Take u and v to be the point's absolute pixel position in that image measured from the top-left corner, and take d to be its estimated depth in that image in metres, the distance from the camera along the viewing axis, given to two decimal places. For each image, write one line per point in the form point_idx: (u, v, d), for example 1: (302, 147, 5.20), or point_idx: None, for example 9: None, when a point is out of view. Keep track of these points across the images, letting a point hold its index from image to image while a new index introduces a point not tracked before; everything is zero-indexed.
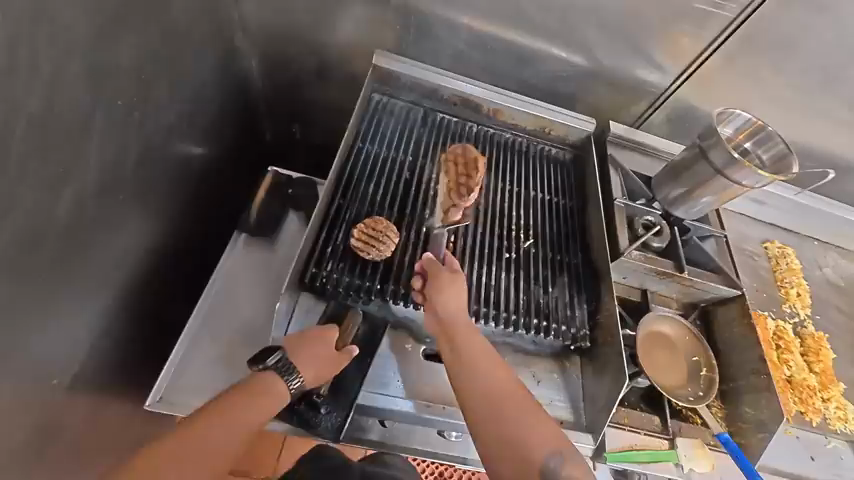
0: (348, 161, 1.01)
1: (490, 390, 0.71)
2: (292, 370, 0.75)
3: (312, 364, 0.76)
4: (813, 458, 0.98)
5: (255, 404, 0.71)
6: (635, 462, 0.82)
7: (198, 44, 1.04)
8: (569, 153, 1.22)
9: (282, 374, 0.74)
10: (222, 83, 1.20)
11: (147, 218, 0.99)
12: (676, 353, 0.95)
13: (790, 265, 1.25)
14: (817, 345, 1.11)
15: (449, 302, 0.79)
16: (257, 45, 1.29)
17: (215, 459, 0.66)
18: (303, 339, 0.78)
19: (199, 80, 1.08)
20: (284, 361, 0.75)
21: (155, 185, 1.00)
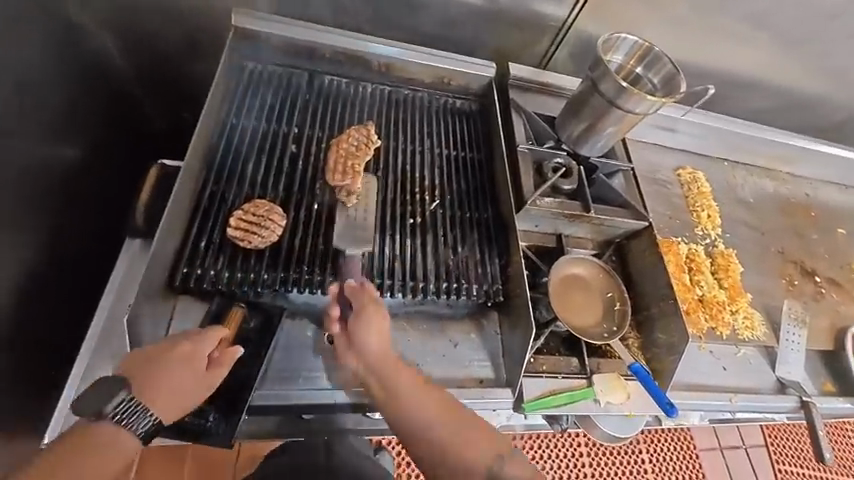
0: (221, 142, 0.90)
1: (423, 425, 0.69)
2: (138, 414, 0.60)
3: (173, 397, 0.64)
4: (726, 368, 1.04)
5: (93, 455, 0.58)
6: (553, 406, 0.83)
7: (11, 22, 0.86)
8: (473, 103, 1.15)
9: (122, 422, 0.60)
10: (68, 68, 1.03)
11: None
12: (590, 292, 0.95)
13: (700, 189, 1.28)
14: (726, 261, 1.15)
15: (369, 336, 0.71)
16: (103, 18, 1.10)
17: None
18: (159, 364, 0.64)
19: (28, 66, 0.91)
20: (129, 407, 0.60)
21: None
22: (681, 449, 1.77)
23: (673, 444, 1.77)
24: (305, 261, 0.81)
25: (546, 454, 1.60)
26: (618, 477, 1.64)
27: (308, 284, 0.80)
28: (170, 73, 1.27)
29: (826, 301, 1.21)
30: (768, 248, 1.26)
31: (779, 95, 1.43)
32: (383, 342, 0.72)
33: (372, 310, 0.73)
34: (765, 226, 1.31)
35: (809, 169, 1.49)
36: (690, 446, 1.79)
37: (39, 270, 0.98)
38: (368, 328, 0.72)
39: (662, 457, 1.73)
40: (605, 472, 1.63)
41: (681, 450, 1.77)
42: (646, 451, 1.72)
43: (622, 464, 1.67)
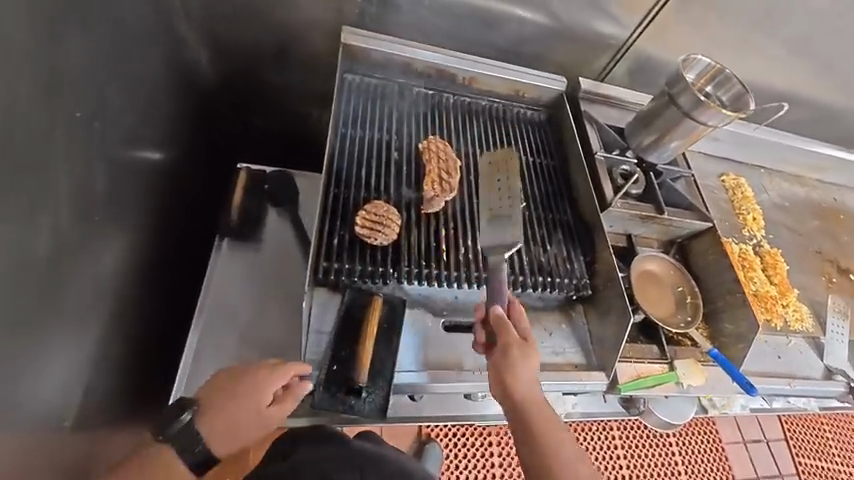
0: (336, 149, 0.98)
1: None
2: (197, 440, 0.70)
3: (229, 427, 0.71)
4: (780, 356, 1.14)
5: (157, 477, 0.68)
6: (642, 388, 0.92)
7: (147, 37, 0.94)
8: (543, 114, 1.26)
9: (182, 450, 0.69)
10: (175, 80, 1.10)
11: (125, 236, 0.92)
12: (663, 286, 1.05)
13: (743, 194, 1.39)
14: (773, 260, 1.26)
15: (521, 375, 0.74)
16: (205, 32, 1.18)
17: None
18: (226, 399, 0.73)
19: (153, 76, 0.98)
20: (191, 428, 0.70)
21: (127, 200, 0.92)
22: (709, 442, 1.87)
23: (702, 436, 1.87)
24: (422, 256, 0.90)
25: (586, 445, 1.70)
26: (652, 467, 1.74)
27: (426, 277, 0.89)
28: (253, 82, 1.35)
29: None
30: (806, 249, 1.37)
31: (811, 108, 1.55)
32: (530, 381, 0.75)
33: (525, 342, 0.76)
34: (802, 229, 1.43)
35: (837, 177, 1.61)
36: (716, 440, 1.89)
37: (152, 265, 1.05)
38: (521, 364, 0.74)
39: (691, 449, 1.83)
40: (639, 463, 1.74)
41: (709, 442, 1.87)
42: (676, 444, 1.82)
43: (655, 455, 1.77)
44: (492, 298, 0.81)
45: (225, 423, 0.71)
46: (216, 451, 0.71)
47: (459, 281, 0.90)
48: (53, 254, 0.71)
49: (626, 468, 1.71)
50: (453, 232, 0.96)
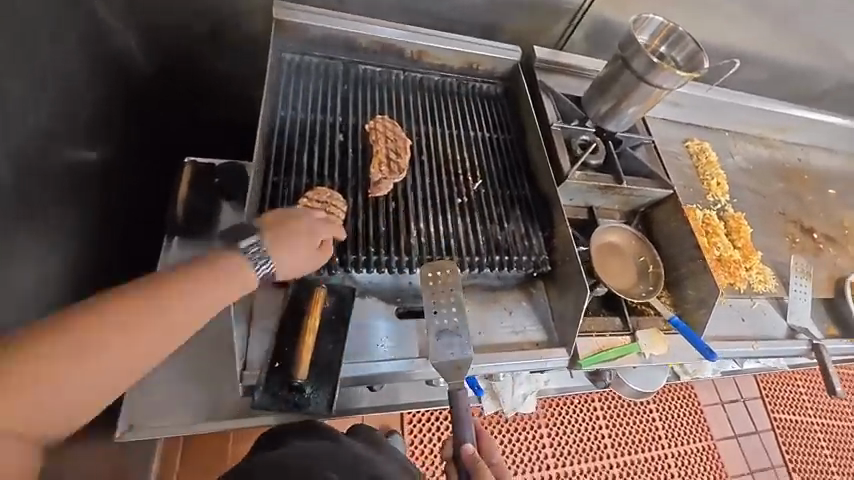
0: (274, 133, 0.92)
1: None
2: (266, 258, 0.67)
3: (290, 250, 0.71)
4: (744, 319, 1.14)
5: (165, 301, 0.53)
6: (604, 361, 0.91)
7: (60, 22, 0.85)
8: (499, 87, 1.20)
9: (253, 262, 0.65)
10: (106, 68, 1.02)
11: (56, 239, 0.86)
12: (625, 258, 1.03)
13: (708, 159, 1.37)
14: (737, 224, 1.25)
15: None
16: (132, 15, 1.09)
17: (178, 327, 0.53)
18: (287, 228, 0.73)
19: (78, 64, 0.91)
20: (259, 251, 0.66)
21: (57, 200, 0.86)
22: (687, 405, 1.91)
23: (680, 401, 1.91)
24: (370, 242, 0.86)
25: (567, 420, 1.73)
26: (633, 435, 1.78)
27: (374, 264, 0.84)
28: (192, 67, 1.26)
29: (824, 255, 1.33)
30: (771, 211, 1.37)
31: (774, 67, 1.53)
32: None
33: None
34: (766, 191, 1.42)
35: (801, 136, 1.60)
36: (695, 403, 1.93)
37: (90, 270, 0.99)
38: None
39: (671, 415, 1.87)
40: (620, 432, 1.77)
41: (688, 406, 1.91)
42: (656, 410, 1.86)
43: (636, 423, 1.80)
44: (461, 435, 0.75)
45: (285, 245, 0.70)
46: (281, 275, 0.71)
47: (410, 266, 0.86)
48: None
49: (607, 437, 1.74)
50: (404, 215, 0.91)
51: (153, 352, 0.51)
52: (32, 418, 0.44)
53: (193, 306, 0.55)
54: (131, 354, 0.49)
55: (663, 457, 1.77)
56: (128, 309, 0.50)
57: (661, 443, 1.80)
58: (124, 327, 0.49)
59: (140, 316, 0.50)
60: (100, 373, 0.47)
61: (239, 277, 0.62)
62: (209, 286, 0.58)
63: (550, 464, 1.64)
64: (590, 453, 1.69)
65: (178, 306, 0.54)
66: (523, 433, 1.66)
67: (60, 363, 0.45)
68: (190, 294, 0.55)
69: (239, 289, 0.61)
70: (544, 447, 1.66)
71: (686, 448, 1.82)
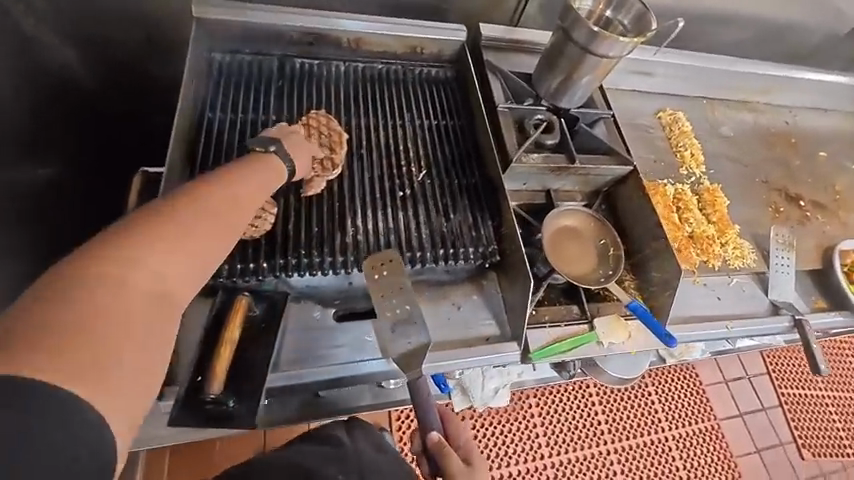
0: (201, 138, 0.89)
1: None
2: (290, 160, 0.74)
3: (305, 155, 0.78)
4: (720, 297, 1.07)
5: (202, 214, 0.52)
6: (558, 353, 0.86)
7: None
8: (448, 70, 1.14)
9: (281, 162, 0.72)
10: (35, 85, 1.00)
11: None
12: (583, 241, 0.98)
13: (681, 129, 1.29)
14: (712, 197, 1.18)
15: None
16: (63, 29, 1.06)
17: (219, 233, 0.53)
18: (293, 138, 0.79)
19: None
20: (284, 153, 0.74)
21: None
22: (688, 386, 1.84)
23: (680, 382, 1.84)
24: (302, 244, 0.83)
25: (561, 408, 1.68)
26: (631, 419, 1.72)
27: (306, 267, 0.81)
28: (134, 75, 1.23)
29: (811, 223, 1.25)
30: (752, 180, 1.29)
31: (754, 25, 1.42)
32: None
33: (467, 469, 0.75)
34: (748, 159, 1.34)
35: (789, 96, 1.49)
36: (696, 383, 1.86)
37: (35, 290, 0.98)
38: None
39: (671, 396, 1.81)
40: (617, 417, 1.71)
41: (689, 387, 1.85)
42: (655, 393, 1.79)
43: (635, 407, 1.74)
44: (426, 428, 0.77)
45: (296, 149, 0.77)
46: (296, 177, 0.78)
47: (346, 266, 0.83)
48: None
49: (605, 423, 1.69)
50: (339, 212, 0.88)
51: (209, 251, 0.51)
52: (137, 311, 0.42)
53: (229, 209, 0.56)
54: (193, 250, 0.49)
55: (663, 440, 1.72)
56: (165, 216, 0.49)
57: (661, 426, 1.74)
58: (168, 228, 0.48)
59: (179, 218, 0.49)
60: (172, 269, 0.47)
61: (261, 181, 0.65)
62: (234, 190, 0.59)
63: (545, 453, 1.60)
64: (587, 440, 1.65)
65: (219, 208, 0.54)
66: (516, 423, 1.62)
67: (135, 259, 0.44)
68: (220, 195, 0.56)
69: (265, 193, 0.65)
70: (539, 437, 1.62)
71: (688, 428, 1.77)
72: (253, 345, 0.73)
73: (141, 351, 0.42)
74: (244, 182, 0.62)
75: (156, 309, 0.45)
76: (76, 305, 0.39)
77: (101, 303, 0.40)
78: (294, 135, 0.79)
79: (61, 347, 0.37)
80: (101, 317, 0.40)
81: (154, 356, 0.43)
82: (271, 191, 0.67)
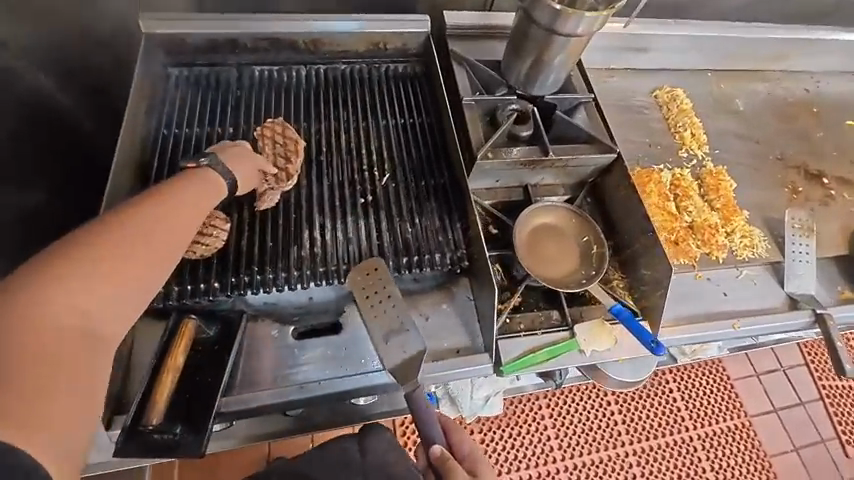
0: (155, 156, 0.88)
1: None
2: (228, 171, 0.70)
3: (245, 167, 0.74)
4: (727, 294, 0.96)
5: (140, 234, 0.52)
6: (535, 365, 0.79)
7: None
8: (415, 65, 1.08)
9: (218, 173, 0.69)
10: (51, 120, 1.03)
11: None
12: (562, 240, 0.90)
13: (680, 107, 1.17)
14: (715, 181, 1.07)
15: None
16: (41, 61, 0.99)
17: (160, 252, 0.53)
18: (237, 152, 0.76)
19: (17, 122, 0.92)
20: (220, 165, 0.70)
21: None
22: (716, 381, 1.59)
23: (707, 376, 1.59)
24: (255, 261, 0.80)
25: (573, 407, 1.47)
26: (653, 420, 1.49)
27: (260, 284, 0.78)
28: None
29: (834, 204, 1.12)
30: (765, 157, 1.16)
31: None
32: None
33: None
34: (761, 135, 1.20)
35: (809, 61, 1.34)
36: (725, 378, 1.61)
37: None
38: None
39: (698, 392, 1.56)
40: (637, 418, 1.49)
41: (717, 384, 1.59)
42: (678, 388, 1.55)
43: (657, 405, 1.51)
44: (428, 439, 0.71)
45: (239, 160, 0.75)
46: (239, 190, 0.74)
47: (302, 281, 0.80)
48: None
49: (622, 423, 1.47)
50: (295, 224, 0.85)
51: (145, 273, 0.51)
52: (62, 348, 0.44)
53: (168, 225, 0.55)
54: (126, 275, 0.49)
55: (690, 441, 1.48)
56: (96, 238, 0.49)
57: (686, 425, 1.50)
58: (95, 254, 0.48)
59: (108, 242, 0.49)
60: (101, 299, 0.47)
61: (207, 189, 0.64)
62: (176, 203, 0.58)
63: (556, 457, 1.41)
64: (602, 442, 1.44)
65: (157, 225, 0.54)
66: (523, 424, 1.43)
67: (62, 290, 0.45)
68: (156, 208, 0.55)
69: (211, 201, 0.64)
70: (549, 439, 1.42)
71: (718, 426, 1.52)
72: (205, 368, 0.71)
73: (70, 383, 0.44)
74: (187, 188, 0.61)
75: (86, 342, 0.46)
76: (3, 344, 0.41)
77: (23, 341, 0.42)
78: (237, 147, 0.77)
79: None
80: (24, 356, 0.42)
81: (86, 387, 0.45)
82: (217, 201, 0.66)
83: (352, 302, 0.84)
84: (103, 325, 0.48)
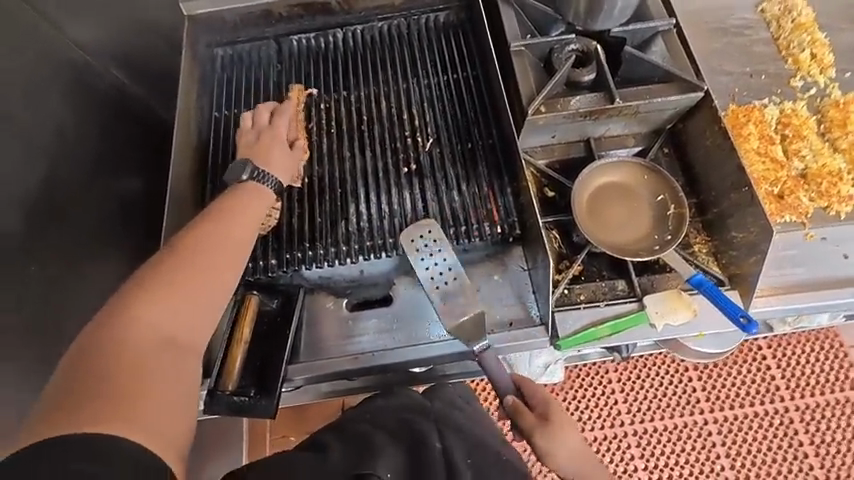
0: (210, 140, 0.91)
1: None
2: (264, 173, 0.73)
3: (278, 159, 0.77)
4: (848, 256, 0.78)
5: (208, 250, 0.60)
6: (597, 339, 0.73)
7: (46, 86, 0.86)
8: (458, 11, 0.97)
9: (257, 179, 0.72)
10: (133, 114, 1.11)
11: (119, 265, 1.00)
12: (631, 199, 0.79)
13: (797, 20, 0.92)
14: (843, 114, 0.86)
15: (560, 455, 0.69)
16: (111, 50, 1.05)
17: (224, 261, 0.60)
18: (263, 151, 0.77)
19: (106, 119, 1.02)
20: (258, 170, 0.73)
21: (114, 232, 1.00)
22: (824, 352, 1.35)
23: (813, 345, 1.36)
24: (307, 238, 0.82)
25: (644, 371, 1.36)
26: (741, 392, 1.33)
27: (312, 260, 0.81)
28: None
29: None
30: None
31: None
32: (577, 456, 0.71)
33: (551, 428, 0.69)
34: None
35: None
36: (836, 349, 1.35)
37: None
38: (563, 448, 0.69)
39: (799, 360, 1.35)
40: (720, 386, 1.34)
41: (826, 356, 1.35)
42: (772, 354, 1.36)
43: (745, 372, 1.34)
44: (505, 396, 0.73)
45: (271, 157, 0.77)
46: (286, 177, 0.77)
47: (351, 256, 0.81)
48: (26, 306, 0.78)
49: (702, 389, 1.34)
50: (342, 198, 0.85)
51: (209, 290, 0.57)
52: (148, 359, 0.49)
53: (228, 236, 0.63)
54: (196, 288, 0.56)
55: (784, 413, 1.31)
56: (172, 259, 0.57)
57: (780, 395, 1.33)
58: (170, 273, 0.56)
59: (181, 259, 0.57)
60: (180, 311, 0.54)
61: (255, 198, 0.70)
62: (233, 218, 0.66)
63: (624, 420, 1.32)
64: (677, 409, 1.32)
65: (216, 239, 0.62)
66: (588, 387, 1.35)
67: (144, 306, 0.52)
68: (213, 225, 0.63)
69: (263, 205, 0.70)
70: (616, 402, 1.34)
71: (824, 399, 1.31)
72: (271, 339, 0.76)
73: (160, 387, 0.48)
74: (241, 198, 0.69)
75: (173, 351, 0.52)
76: (100, 357, 0.48)
77: (116, 356, 0.48)
78: (245, 137, 0.81)
79: (89, 402, 0.44)
80: (116, 367, 0.47)
81: (177, 390, 0.50)
82: (268, 205, 0.72)
83: (401, 275, 0.84)
84: (180, 340, 0.53)
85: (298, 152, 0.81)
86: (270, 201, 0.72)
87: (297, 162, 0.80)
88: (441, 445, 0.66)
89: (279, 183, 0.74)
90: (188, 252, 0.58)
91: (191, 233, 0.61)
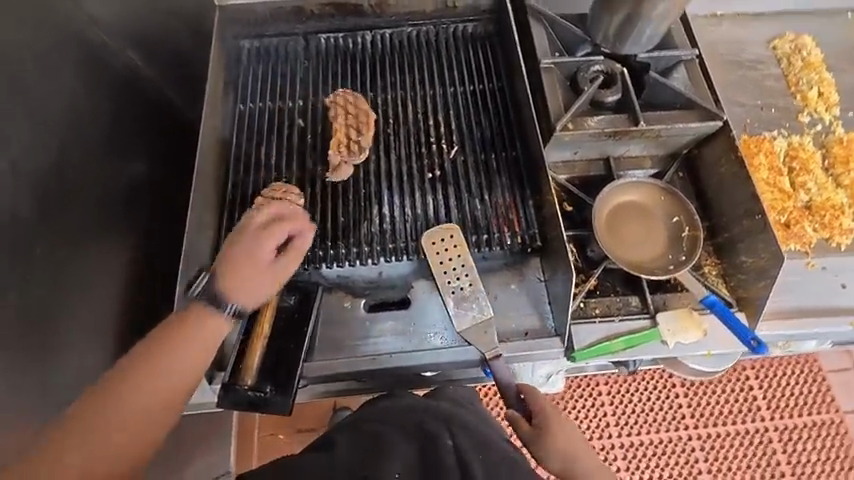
0: (233, 131, 0.91)
1: None
2: (218, 299, 0.62)
3: (242, 282, 0.63)
4: (845, 286, 0.82)
5: (132, 397, 0.55)
6: (610, 353, 0.75)
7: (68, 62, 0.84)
8: (487, 23, 0.99)
9: (210, 304, 0.62)
10: (146, 98, 1.08)
11: (124, 252, 0.96)
12: (648, 219, 0.81)
13: (807, 60, 0.97)
14: (845, 152, 0.91)
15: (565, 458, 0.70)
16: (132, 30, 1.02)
17: (152, 407, 0.56)
18: (231, 267, 0.64)
19: (119, 100, 0.98)
20: (208, 292, 0.62)
21: (121, 218, 0.96)
22: (803, 375, 1.41)
23: (794, 368, 1.41)
24: (328, 236, 0.82)
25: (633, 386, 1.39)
26: (726, 411, 1.37)
27: (333, 259, 0.81)
28: None
29: None
30: None
31: None
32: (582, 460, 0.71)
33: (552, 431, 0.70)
34: None
35: None
36: (814, 372, 1.42)
37: None
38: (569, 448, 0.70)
39: (780, 382, 1.40)
40: (705, 404, 1.38)
41: (804, 378, 1.41)
42: (755, 375, 1.41)
43: (730, 392, 1.39)
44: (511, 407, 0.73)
45: (241, 280, 0.63)
46: (249, 305, 0.64)
47: (372, 257, 0.82)
48: (29, 289, 0.74)
49: (687, 406, 1.38)
50: (365, 200, 0.85)
51: (130, 435, 0.54)
52: None
53: (163, 374, 0.57)
54: (115, 436, 0.53)
55: (764, 432, 1.36)
56: (97, 403, 0.53)
57: (761, 415, 1.38)
58: (91, 422, 0.52)
59: (104, 406, 0.53)
60: (102, 458, 0.52)
61: (211, 324, 0.61)
62: (177, 351, 0.58)
63: (612, 433, 1.35)
64: (663, 424, 1.36)
65: (148, 379, 0.56)
66: (579, 399, 1.38)
67: (64, 454, 0.50)
68: (149, 359, 0.57)
69: (219, 332, 0.62)
70: (605, 415, 1.36)
71: (802, 420, 1.37)
72: (288, 336, 0.76)
73: None
74: (194, 319, 0.61)
75: None
76: None
77: None
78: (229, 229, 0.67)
79: None
80: None
81: None
82: (227, 329, 0.63)
83: (419, 279, 0.84)
84: None
85: (279, 269, 0.66)
86: (227, 328, 0.63)
87: (266, 291, 0.65)
88: (450, 443, 0.66)
89: (236, 313, 0.63)
90: (114, 398, 0.54)
91: (120, 373, 0.55)
